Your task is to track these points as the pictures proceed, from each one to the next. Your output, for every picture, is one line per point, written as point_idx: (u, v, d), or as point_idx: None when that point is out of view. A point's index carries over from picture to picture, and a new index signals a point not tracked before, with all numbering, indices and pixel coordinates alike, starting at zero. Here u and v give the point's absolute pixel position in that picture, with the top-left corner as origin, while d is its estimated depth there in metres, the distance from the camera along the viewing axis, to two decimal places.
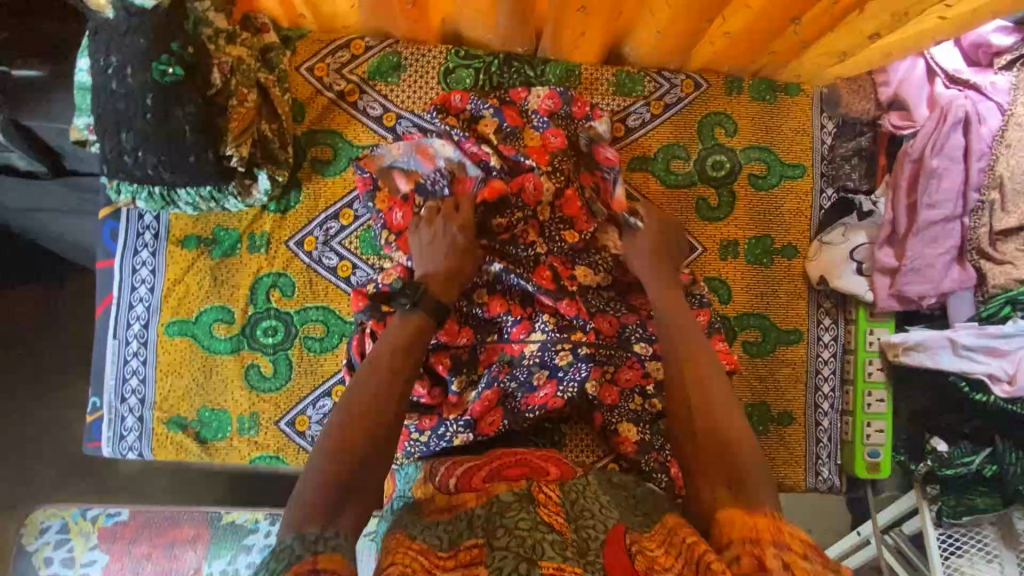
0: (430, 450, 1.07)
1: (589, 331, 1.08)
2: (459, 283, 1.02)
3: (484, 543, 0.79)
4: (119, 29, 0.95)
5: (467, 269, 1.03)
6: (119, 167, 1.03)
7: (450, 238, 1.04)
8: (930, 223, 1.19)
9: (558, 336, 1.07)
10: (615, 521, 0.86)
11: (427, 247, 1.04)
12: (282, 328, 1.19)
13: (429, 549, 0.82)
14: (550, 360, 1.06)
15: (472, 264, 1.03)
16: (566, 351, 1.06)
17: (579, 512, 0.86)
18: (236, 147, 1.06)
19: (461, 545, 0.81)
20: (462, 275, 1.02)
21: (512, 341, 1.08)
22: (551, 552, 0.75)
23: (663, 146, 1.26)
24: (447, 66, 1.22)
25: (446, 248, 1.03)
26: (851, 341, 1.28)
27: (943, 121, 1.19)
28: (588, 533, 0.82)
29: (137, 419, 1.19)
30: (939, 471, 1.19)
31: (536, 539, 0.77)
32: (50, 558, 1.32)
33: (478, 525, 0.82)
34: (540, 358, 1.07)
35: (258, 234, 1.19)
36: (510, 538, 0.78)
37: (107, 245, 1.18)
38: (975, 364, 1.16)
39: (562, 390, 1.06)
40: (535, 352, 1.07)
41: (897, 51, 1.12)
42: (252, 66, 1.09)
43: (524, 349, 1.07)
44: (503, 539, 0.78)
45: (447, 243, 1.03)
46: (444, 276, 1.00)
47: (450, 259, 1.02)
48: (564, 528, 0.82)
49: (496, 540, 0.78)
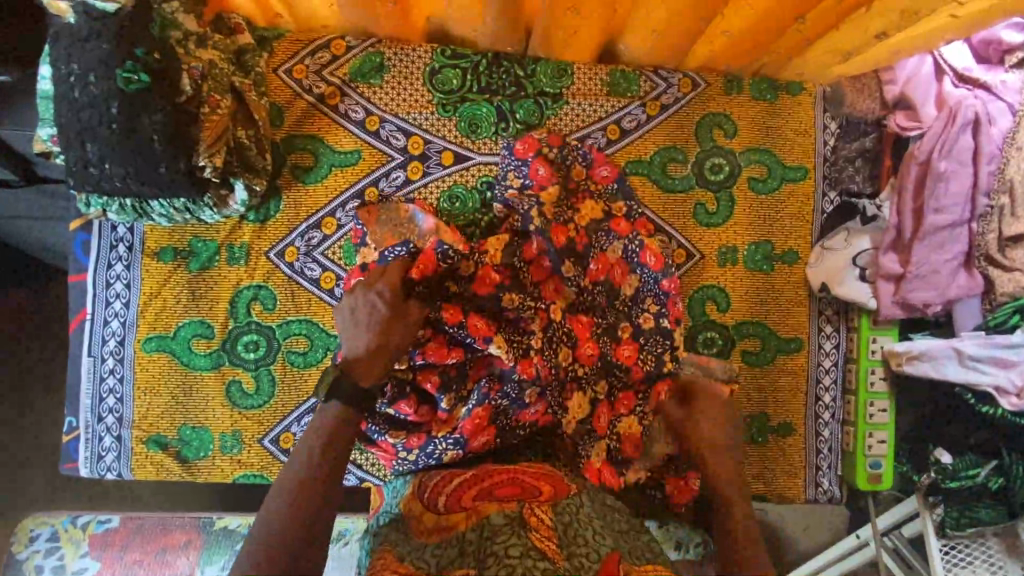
0: (419, 466, 1.03)
1: (581, 347, 1.04)
2: (385, 361, 0.92)
3: (474, 571, 0.77)
4: (81, 35, 0.91)
5: (392, 343, 0.92)
6: (85, 180, 0.98)
7: (371, 308, 0.94)
8: (937, 228, 1.14)
9: (551, 351, 1.02)
10: (609, 549, 0.82)
11: (348, 320, 0.95)
12: (263, 343, 1.15)
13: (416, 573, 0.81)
14: (543, 379, 1.01)
15: (396, 339, 0.93)
16: (558, 370, 1.02)
17: (571, 538, 0.82)
18: (209, 158, 1.00)
19: (450, 573, 0.79)
20: (387, 350, 0.92)
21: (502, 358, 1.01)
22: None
23: (659, 149, 1.21)
24: (432, 67, 1.16)
25: (368, 319, 0.94)
26: (853, 350, 1.24)
27: (951, 122, 1.14)
28: (581, 562, 0.78)
29: (115, 438, 1.15)
30: (943, 483, 1.16)
31: (526, 567, 0.75)
32: (40, 566, 1.29)
33: (469, 551, 0.80)
34: (532, 376, 1.00)
35: (237, 245, 1.14)
36: (500, 567, 0.75)
37: (79, 258, 1.13)
38: (981, 375, 1.14)
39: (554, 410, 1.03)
40: (527, 371, 1.00)
41: (904, 49, 1.07)
42: (225, 70, 1.03)
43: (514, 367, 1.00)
44: (493, 568, 0.75)
45: (370, 313, 0.94)
46: (365, 357, 0.90)
47: (372, 335, 0.92)
48: (555, 556, 0.78)
49: (486, 568, 0.76)
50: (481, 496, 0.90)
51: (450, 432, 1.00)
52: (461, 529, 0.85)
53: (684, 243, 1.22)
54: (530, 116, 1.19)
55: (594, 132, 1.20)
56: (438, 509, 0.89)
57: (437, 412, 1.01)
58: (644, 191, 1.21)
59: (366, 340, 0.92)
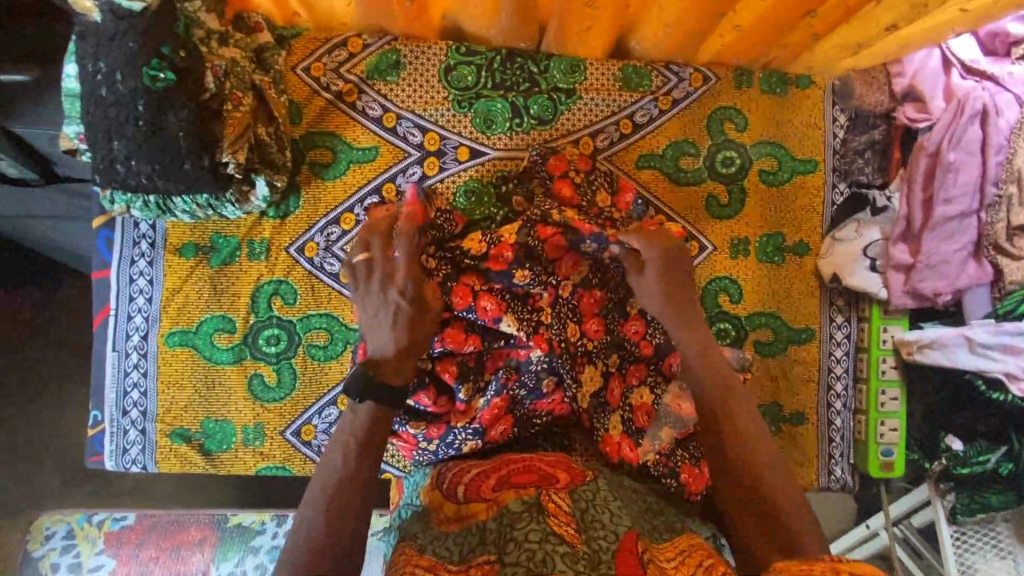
0: (440, 456, 1.06)
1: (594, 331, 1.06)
2: (415, 357, 0.95)
3: (495, 559, 0.79)
4: (108, 33, 0.93)
5: (420, 343, 0.95)
6: (111, 176, 0.99)
7: (391, 305, 0.95)
8: (946, 219, 1.17)
9: (563, 339, 1.03)
10: (627, 529, 0.83)
11: (369, 317, 0.97)
12: (285, 336, 1.17)
13: (439, 563, 0.82)
14: (559, 366, 1.03)
15: (424, 337, 0.96)
16: (572, 357, 1.03)
17: (589, 521, 0.82)
18: (232, 155, 1.02)
19: (473, 560, 0.80)
20: (416, 348, 0.95)
21: (519, 346, 1.03)
22: (562, 566, 0.74)
23: (671, 143, 1.23)
24: (447, 64, 1.18)
25: (392, 317, 0.95)
26: (865, 339, 1.26)
27: (960, 114, 1.16)
28: (600, 544, 0.79)
29: (140, 432, 1.17)
30: (955, 469, 1.20)
31: (546, 552, 0.75)
32: (57, 564, 1.31)
33: (490, 539, 0.81)
34: (548, 364, 1.03)
35: (257, 241, 1.16)
36: (520, 552, 0.76)
37: (102, 254, 1.15)
38: (992, 362, 1.16)
39: (569, 397, 1.05)
40: (542, 359, 1.03)
41: (913, 43, 1.09)
42: (246, 67, 1.04)
43: (530, 355, 1.03)
44: (514, 554, 0.77)
45: (391, 311, 0.95)
46: (395, 357, 0.93)
47: (400, 334, 0.94)
48: (574, 539, 0.78)
49: (507, 554, 0.77)
50: (499, 486, 0.91)
51: (468, 421, 1.03)
52: (480, 518, 0.86)
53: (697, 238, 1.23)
54: (544, 111, 1.20)
55: (607, 127, 1.22)
56: (459, 499, 0.93)
57: (455, 402, 1.03)
58: (657, 185, 1.23)
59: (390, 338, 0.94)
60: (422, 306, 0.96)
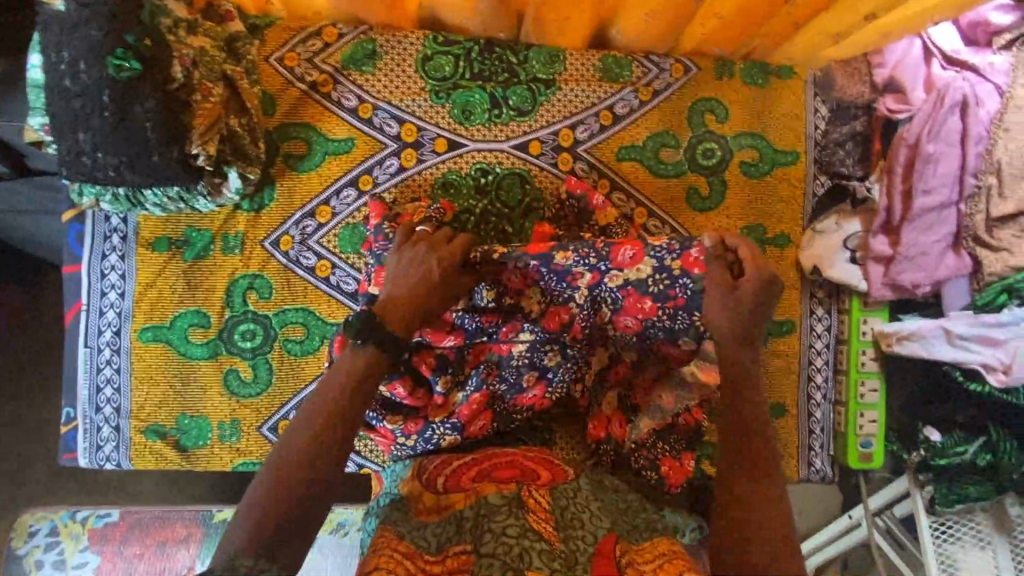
0: (418, 451, 1.04)
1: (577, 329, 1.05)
2: (419, 318, 0.91)
3: (472, 549, 0.79)
4: (69, 22, 0.91)
5: (431, 303, 0.92)
6: (77, 169, 0.97)
7: (413, 265, 0.94)
8: (925, 210, 1.16)
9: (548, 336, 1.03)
10: (606, 531, 0.83)
11: (397, 270, 0.95)
12: (260, 331, 1.15)
13: (417, 551, 0.82)
14: (540, 361, 1.03)
15: (437, 299, 0.92)
16: (554, 351, 1.04)
17: (569, 520, 0.83)
18: (202, 146, 1.00)
19: (449, 550, 0.81)
20: (424, 307, 0.91)
21: (501, 341, 1.03)
22: (538, 563, 0.74)
23: (652, 134, 1.22)
24: (424, 53, 1.16)
25: (420, 273, 0.93)
26: (845, 332, 1.26)
27: (940, 104, 1.15)
28: (577, 544, 0.80)
29: (114, 428, 1.16)
30: (932, 460, 1.20)
31: (523, 547, 0.75)
32: (41, 561, 1.30)
33: (467, 529, 0.82)
34: (529, 359, 1.03)
35: (231, 234, 1.15)
36: (497, 545, 0.77)
37: (73, 249, 1.13)
38: (969, 353, 1.16)
39: (550, 392, 1.05)
40: (524, 353, 1.03)
41: (891, 32, 1.08)
42: (216, 57, 1.03)
43: (512, 350, 1.02)
44: (491, 545, 0.77)
45: (422, 269, 0.94)
46: (406, 307, 0.89)
47: (420, 287, 0.92)
48: (552, 536, 0.79)
49: (484, 545, 0.77)
50: (480, 477, 0.91)
51: (447, 416, 1.02)
52: (458, 508, 0.86)
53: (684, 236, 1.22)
54: (523, 102, 1.19)
55: (587, 118, 1.21)
56: (438, 489, 0.91)
57: (434, 395, 1.02)
58: (638, 176, 1.22)
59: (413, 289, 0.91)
60: (448, 268, 0.95)
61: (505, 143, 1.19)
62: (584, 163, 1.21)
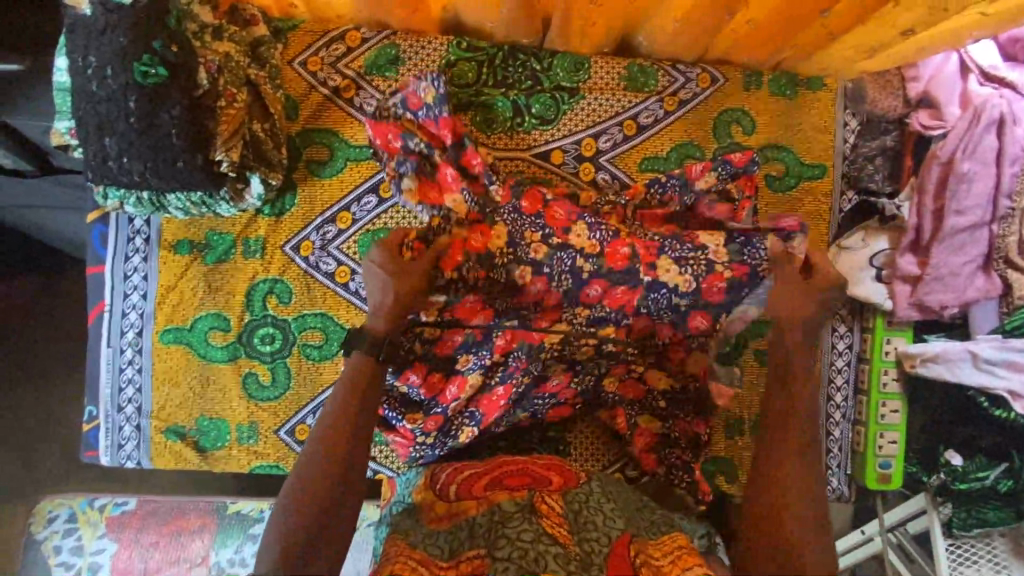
0: (436, 450, 1.06)
1: (621, 326, 1.04)
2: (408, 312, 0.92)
3: (486, 554, 0.80)
4: (96, 27, 0.91)
5: (414, 296, 0.93)
6: (103, 173, 0.97)
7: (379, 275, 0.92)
8: (956, 230, 1.14)
9: (586, 330, 1.04)
10: (619, 532, 0.84)
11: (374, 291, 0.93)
12: (279, 335, 1.16)
13: (429, 559, 0.83)
14: (569, 354, 1.05)
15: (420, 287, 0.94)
16: (589, 346, 1.04)
17: (582, 523, 0.84)
18: (226, 152, 1.00)
19: (462, 555, 0.82)
20: (411, 303, 0.93)
21: (534, 330, 1.02)
22: (553, 566, 0.77)
23: (676, 145, 1.20)
24: (448, 59, 1.15)
25: (379, 283, 0.93)
26: (867, 350, 1.23)
27: (976, 122, 1.13)
28: (592, 546, 0.81)
29: (135, 428, 1.17)
30: (952, 485, 1.20)
31: (538, 551, 0.78)
32: (59, 546, 1.32)
33: (480, 534, 0.84)
34: (559, 351, 1.04)
35: (252, 238, 1.15)
36: (512, 549, 0.79)
37: (96, 250, 1.14)
38: (994, 379, 1.16)
39: (576, 382, 1.08)
40: (556, 345, 1.03)
41: (931, 46, 1.04)
42: (241, 62, 1.02)
43: (545, 340, 1.02)
44: (506, 550, 0.78)
45: (381, 283, 0.93)
46: (390, 312, 0.91)
47: (388, 287, 0.92)
48: (567, 540, 0.81)
49: (497, 549, 0.79)
50: (491, 486, 0.93)
51: (467, 407, 1.05)
52: (470, 515, 0.89)
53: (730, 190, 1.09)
54: (546, 110, 1.18)
55: (610, 128, 1.19)
56: (450, 497, 0.93)
57: (450, 378, 1.03)
58: None
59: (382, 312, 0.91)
60: (400, 261, 0.94)
61: (527, 152, 1.18)
62: (606, 173, 1.20)
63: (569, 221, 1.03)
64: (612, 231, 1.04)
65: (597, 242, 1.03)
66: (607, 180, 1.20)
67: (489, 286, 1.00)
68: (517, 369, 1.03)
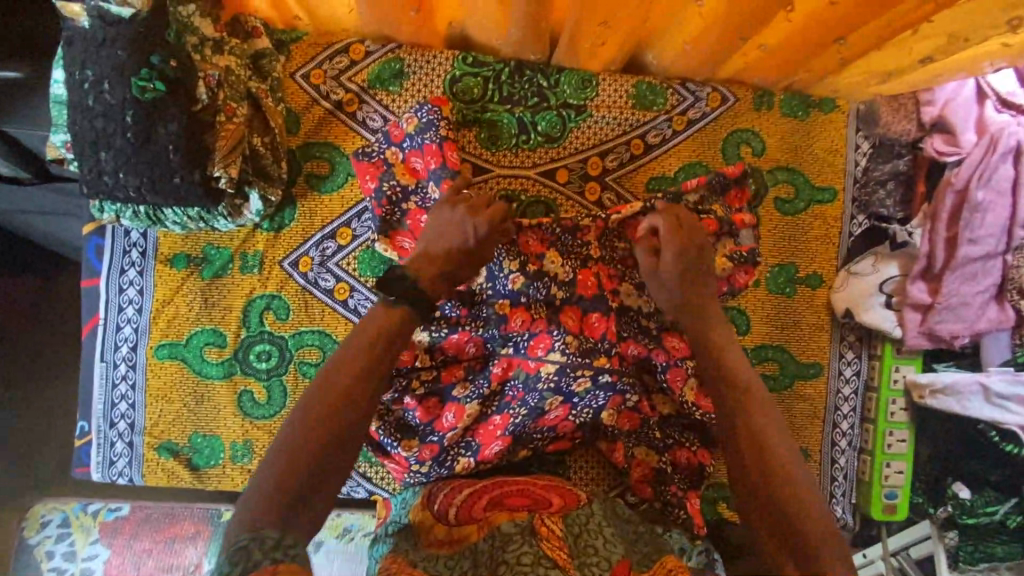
0: (431, 478, 1.03)
1: (614, 356, 1.02)
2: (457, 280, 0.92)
3: None
4: (95, 39, 0.88)
5: (469, 268, 0.93)
6: (98, 188, 0.95)
7: (461, 224, 0.93)
8: (969, 259, 1.12)
9: (578, 361, 1.00)
10: (619, 557, 0.82)
11: (437, 230, 0.93)
12: (276, 352, 1.14)
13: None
14: (566, 386, 1.01)
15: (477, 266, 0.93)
16: (584, 378, 1.01)
17: (583, 547, 0.82)
18: (224, 168, 0.98)
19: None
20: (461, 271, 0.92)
21: (529, 357, 1.00)
22: None
23: (683, 165, 1.18)
24: (453, 74, 1.12)
25: (453, 231, 0.92)
26: (875, 377, 1.21)
27: (992, 150, 1.10)
28: (592, 571, 0.78)
29: (127, 444, 1.15)
30: (960, 518, 1.20)
31: None
32: (52, 551, 1.31)
33: (482, 562, 0.81)
34: (556, 383, 1.00)
35: (250, 253, 1.13)
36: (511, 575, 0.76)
37: (92, 263, 1.12)
38: (1007, 414, 1.15)
39: (574, 414, 1.04)
40: (551, 375, 1.00)
41: (947, 74, 1.01)
42: (241, 76, 1.01)
43: (540, 369, 1.00)
44: None
45: (457, 233, 0.92)
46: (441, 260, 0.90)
47: (454, 241, 0.92)
48: (567, 566, 0.77)
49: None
50: (491, 507, 0.90)
51: (464, 436, 1.03)
52: (473, 540, 0.85)
53: (715, 209, 1.04)
54: (552, 128, 1.16)
55: (618, 146, 1.17)
56: (450, 521, 0.89)
57: (447, 405, 1.01)
58: None
59: (451, 246, 0.91)
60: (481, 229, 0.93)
61: (531, 170, 1.16)
62: (612, 193, 1.18)
63: (543, 249, 1.03)
64: (582, 259, 1.04)
65: (570, 270, 1.03)
66: (611, 198, 1.18)
67: (476, 325, 1.01)
68: (512, 404, 1.02)
